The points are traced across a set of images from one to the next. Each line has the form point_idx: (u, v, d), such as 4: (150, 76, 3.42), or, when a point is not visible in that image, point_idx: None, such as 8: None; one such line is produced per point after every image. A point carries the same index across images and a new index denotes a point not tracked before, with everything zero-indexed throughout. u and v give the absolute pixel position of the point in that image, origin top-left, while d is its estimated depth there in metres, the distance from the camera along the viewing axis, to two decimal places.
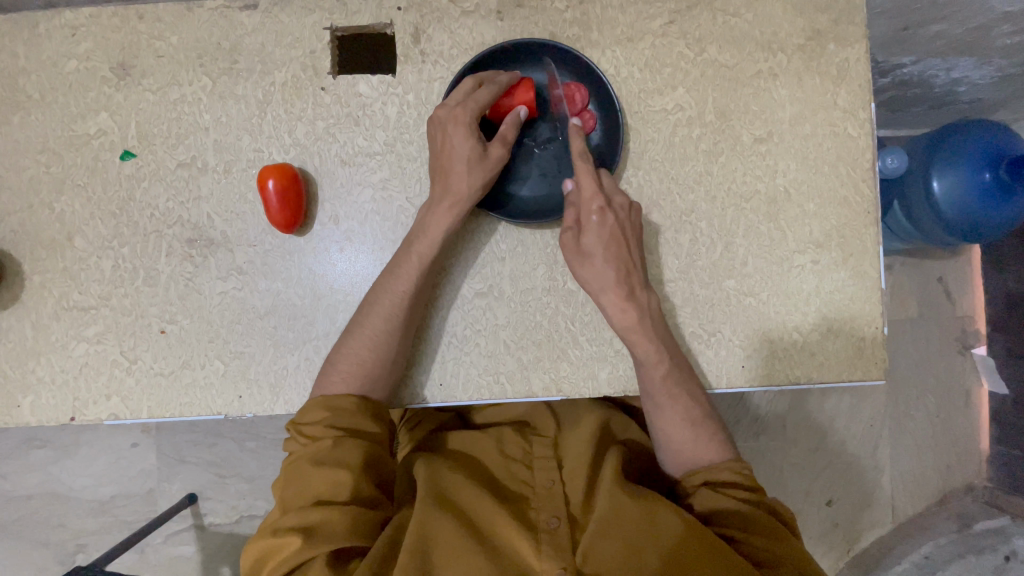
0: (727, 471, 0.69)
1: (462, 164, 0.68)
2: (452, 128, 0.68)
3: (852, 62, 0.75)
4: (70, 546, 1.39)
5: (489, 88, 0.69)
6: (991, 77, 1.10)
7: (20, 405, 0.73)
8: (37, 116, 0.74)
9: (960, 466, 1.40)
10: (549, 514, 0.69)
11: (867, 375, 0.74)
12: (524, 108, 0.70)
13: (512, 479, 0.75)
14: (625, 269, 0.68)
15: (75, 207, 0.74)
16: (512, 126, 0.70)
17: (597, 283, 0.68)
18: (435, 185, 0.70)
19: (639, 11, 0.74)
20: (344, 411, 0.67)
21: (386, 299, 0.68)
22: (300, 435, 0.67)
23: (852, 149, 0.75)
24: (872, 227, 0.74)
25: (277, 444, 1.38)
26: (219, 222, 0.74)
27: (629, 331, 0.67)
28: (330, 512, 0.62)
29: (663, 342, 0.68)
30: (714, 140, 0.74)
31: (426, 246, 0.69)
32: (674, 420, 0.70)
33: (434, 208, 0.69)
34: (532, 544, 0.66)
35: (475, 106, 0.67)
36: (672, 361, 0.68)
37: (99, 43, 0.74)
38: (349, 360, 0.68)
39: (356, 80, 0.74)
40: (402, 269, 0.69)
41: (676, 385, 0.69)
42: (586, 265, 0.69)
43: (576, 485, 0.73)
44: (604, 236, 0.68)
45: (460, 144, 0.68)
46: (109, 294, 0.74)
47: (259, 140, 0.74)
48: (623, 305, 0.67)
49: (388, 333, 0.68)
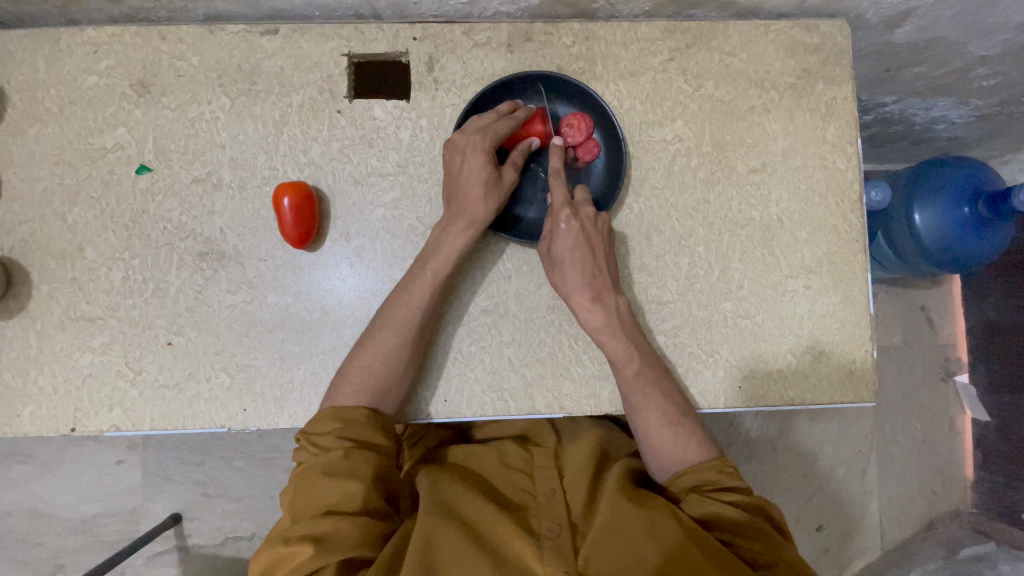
0: (708, 470, 0.70)
1: (479, 189, 0.70)
2: (467, 155, 0.70)
3: (840, 101, 0.80)
4: (48, 566, 1.35)
5: (507, 121, 0.72)
6: (968, 116, 1.18)
7: (19, 415, 0.73)
8: (54, 128, 0.76)
9: (946, 492, 1.43)
10: (551, 522, 0.70)
11: (857, 398, 0.77)
12: (536, 138, 0.75)
13: (513, 488, 0.76)
14: (591, 272, 0.70)
15: (87, 219, 0.75)
16: (522, 153, 0.74)
17: (566, 286, 0.70)
18: (450, 205, 0.72)
19: (641, 47, 0.79)
20: (356, 422, 0.68)
21: (399, 312, 0.70)
22: (309, 445, 0.67)
23: (840, 181, 0.79)
24: (859, 255, 0.78)
25: (267, 463, 1.37)
26: (232, 237, 0.75)
27: (599, 332, 0.70)
28: (342, 522, 0.62)
29: (633, 341, 0.70)
30: (712, 170, 0.78)
31: (440, 263, 0.71)
32: (650, 415, 0.71)
33: (449, 229, 0.71)
34: (534, 549, 0.67)
35: (494, 136, 0.70)
36: (644, 360, 0.70)
37: (121, 60, 0.77)
38: (361, 373, 0.69)
39: (370, 104, 0.77)
40: (415, 284, 0.71)
41: (649, 384, 0.70)
42: (556, 270, 0.71)
43: (578, 496, 0.73)
44: (571, 243, 0.70)
45: (474, 171, 0.70)
46: (117, 305, 0.74)
47: (275, 158, 0.76)
48: (590, 306, 0.70)
49: (400, 347, 0.70)
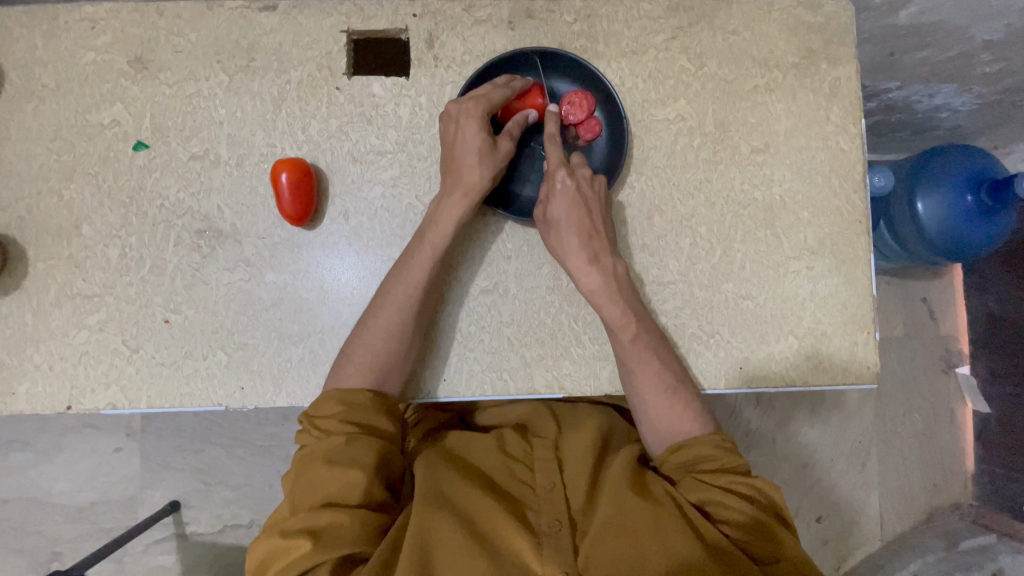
0: (705, 444, 0.69)
1: (474, 156, 0.69)
2: (465, 120, 0.69)
3: (843, 81, 0.79)
4: (46, 554, 1.35)
5: (503, 90, 0.71)
6: (972, 104, 1.17)
7: (15, 392, 0.72)
8: (51, 105, 0.75)
9: (947, 485, 1.43)
10: (551, 517, 0.68)
11: (859, 379, 0.76)
12: (533, 111, 0.74)
13: (511, 479, 0.73)
14: (588, 234, 0.70)
15: (84, 195, 0.74)
16: (519, 124, 0.73)
17: (562, 248, 0.70)
18: (446, 175, 0.71)
19: (644, 26, 0.78)
20: (361, 407, 0.67)
21: (398, 289, 0.69)
22: (313, 428, 0.67)
23: (844, 162, 0.78)
24: (863, 237, 0.78)
25: (266, 451, 1.36)
26: (229, 214, 0.74)
27: (595, 295, 0.69)
28: (342, 515, 0.62)
29: (629, 304, 0.70)
30: (714, 150, 0.77)
31: (438, 235, 0.70)
32: (647, 387, 0.71)
33: (446, 199, 0.70)
34: (534, 547, 0.65)
35: (488, 101, 0.70)
36: (640, 323, 0.70)
37: (118, 36, 0.76)
38: (364, 351, 0.69)
39: (370, 81, 0.76)
40: (414, 259, 0.70)
41: (646, 349, 0.70)
42: (552, 233, 0.70)
43: (577, 489, 0.71)
44: (567, 204, 0.70)
45: (472, 136, 0.69)
46: (114, 283, 0.73)
47: (273, 135, 0.75)
48: (587, 268, 0.69)
49: (401, 324, 0.69)
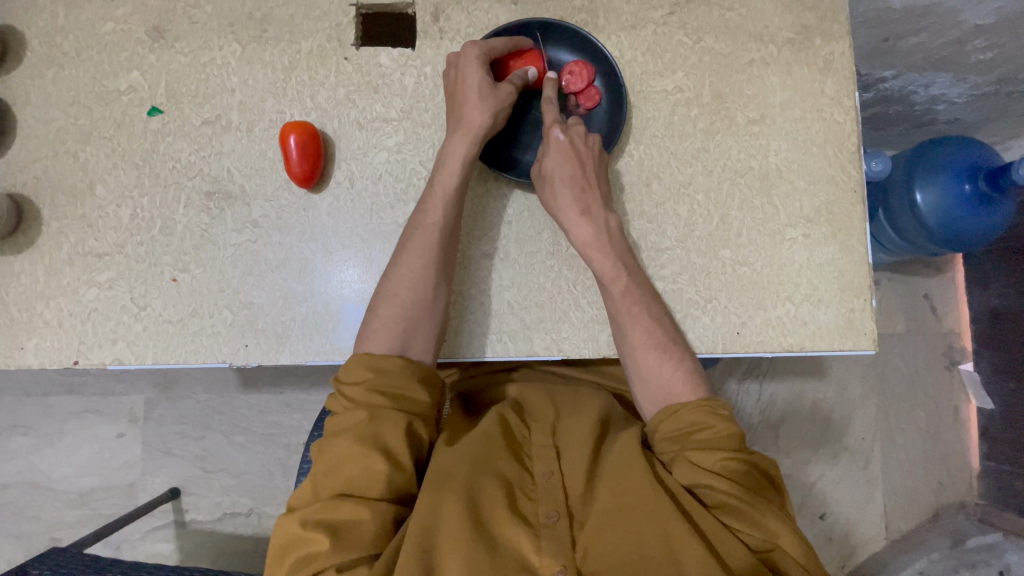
0: (696, 411, 0.68)
1: (475, 97, 0.72)
2: (464, 64, 0.73)
3: (838, 55, 0.81)
4: (45, 540, 1.35)
5: (504, 40, 0.74)
6: (968, 95, 1.19)
7: (23, 347, 0.74)
8: (70, 72, 0.78)
9: (952, 483, 1.41)
10: (548, 507, 0.64)
11: (856, 346, 0.77)
12: (533, 69, 0.76)
13: (508, 461, 0.67)
14: (580, 187, 0.72)
15: (99, 158, 0.77)
16: (519, 78, 0.75)
17: (555, 202, 0.72)
18: (450, 119, 0.74)
19: (642, 1, 0.80)
20: (387, 373, 0.67)
21: (416, 235, 0.71)
22: (342, 397, 0.66)
23: (839, 133, 0.80)
24: (858, 206, 0.79)
25: (267, 438, 1.36)
26: (238, 177, 0.77)
27: (586, 246, 0.71)
28: (363, 508, 0.60)
29: (621, 259, 0.72)
30: (711, 120, 0.79)
31: (447, 176, 0.72)
32: (636, 331, 0.71)
33: (449, 138, 0.73)
34: (533, 539, 0.61)
35: (486, 47, 0.73)
36: (631, 277, 0.72)
37: (136, 8, 0.79)
38: (388, 300, 0.71)
39: (377, 52, 0.79)
40: (428, 205, 0.72)
41: (636, 304, 0.71)
42: (546, 186, 0.73)
43: (579, 477, 0.66)
44: (561, 159, 0.72)
45: (472, 74, 0.72)
46: (124, 242, 0.75)
47: (283, 102, 0.78)
48: (579, 220, 0.71)
49: (424, 268, 0.71)
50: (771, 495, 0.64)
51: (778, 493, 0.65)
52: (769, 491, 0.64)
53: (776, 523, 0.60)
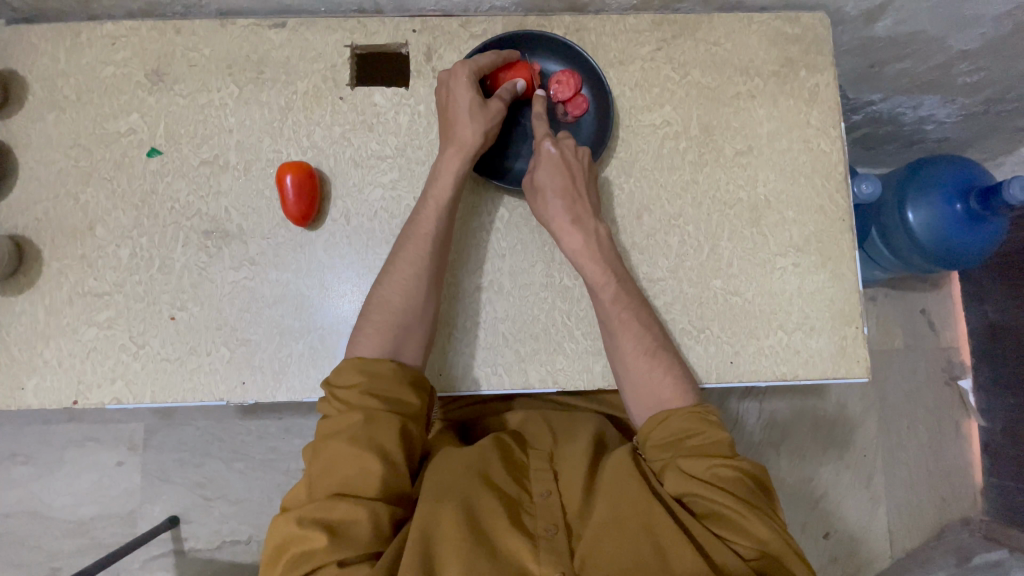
0: (688, 416, 0.68)
1: (466, 113, 0.74)
2: (455, 84, 0.75)
3: (822, 87, 0.83)
4: (43, 570, 1.33)
5: (492, 56, 0.76)
6: (955, 116, 1.21)
7: (23, 387, 0.74)
8: (71, 115, 0.80)
9: (956, 499, 1.40)
10: (545, 521, 0.63)
11: (849, 373, 0.77)
12: (522, 81, 0.78)
13: (505, 477, 0.67)
14: (572, 198, 0.74)
15: (100, 199, 0.78)
16: (508, 91, 0.77)
17: (547, 212, 0.74)
18: (442, 134, 0.76)
19: (630, 38, 0.82)
20: (381, 376, 0.67)
21: (410, 246, 0.73)
22: (334, 399, 0.66)
23: (825, 163, 0.81)
24: (846, 234, 0.80)
25: (266, 465, 1.36)
26: (236, 216, 0.78)
27: (579, 255, 0.73)
28: (358, 508, 0.59)
29: (611, 266, 0.74)
30: (699, 152, 0.81)
31: (440, 188, 0.74)
32: (627, 338, 0.72)
33: (443, 156, 0.74)
34: (531, 549, 0.61)
35: (475, 65, 0.74)
36: (620, 283, 0.73)
37: (137, 52, 0.81)
38: (381, 308, 0.71)
39: (371, 91, 0.80)
40: (422, 215, 0.74)
41: (626, 309, 0.73)
42: (538, 197, 0.75)
43: (574, 494, 0.66)
44: (551, 170, 0.74)
45: (462, 91, 0.74)
46: (123, 281, 0.77)
47: (279, 141, 0.79)
48: (570, 229, 0.73)
49: (416, 277, 0.72)
50: (767, 505, 0.63)
51: (772, 504, 0.65)
52: (764, 501, 0.64)
53: (766, 529, 0.59)
